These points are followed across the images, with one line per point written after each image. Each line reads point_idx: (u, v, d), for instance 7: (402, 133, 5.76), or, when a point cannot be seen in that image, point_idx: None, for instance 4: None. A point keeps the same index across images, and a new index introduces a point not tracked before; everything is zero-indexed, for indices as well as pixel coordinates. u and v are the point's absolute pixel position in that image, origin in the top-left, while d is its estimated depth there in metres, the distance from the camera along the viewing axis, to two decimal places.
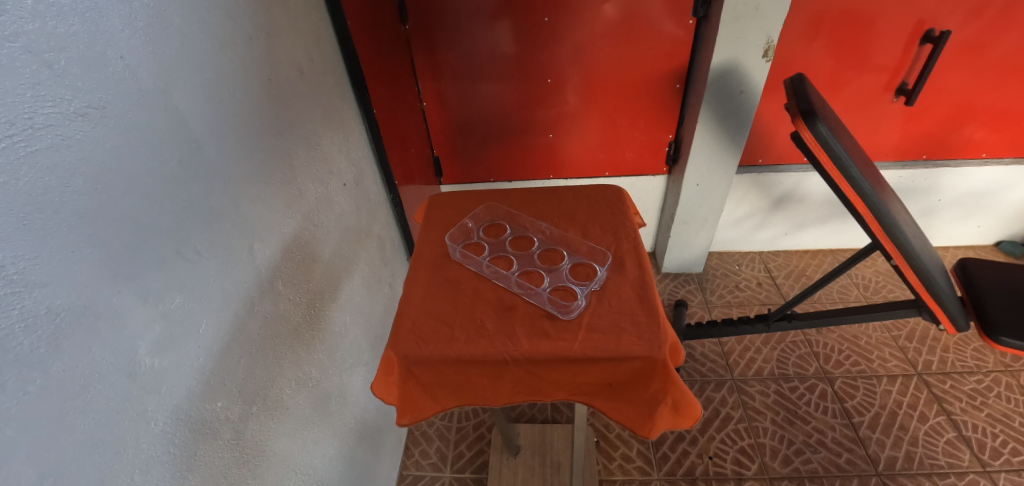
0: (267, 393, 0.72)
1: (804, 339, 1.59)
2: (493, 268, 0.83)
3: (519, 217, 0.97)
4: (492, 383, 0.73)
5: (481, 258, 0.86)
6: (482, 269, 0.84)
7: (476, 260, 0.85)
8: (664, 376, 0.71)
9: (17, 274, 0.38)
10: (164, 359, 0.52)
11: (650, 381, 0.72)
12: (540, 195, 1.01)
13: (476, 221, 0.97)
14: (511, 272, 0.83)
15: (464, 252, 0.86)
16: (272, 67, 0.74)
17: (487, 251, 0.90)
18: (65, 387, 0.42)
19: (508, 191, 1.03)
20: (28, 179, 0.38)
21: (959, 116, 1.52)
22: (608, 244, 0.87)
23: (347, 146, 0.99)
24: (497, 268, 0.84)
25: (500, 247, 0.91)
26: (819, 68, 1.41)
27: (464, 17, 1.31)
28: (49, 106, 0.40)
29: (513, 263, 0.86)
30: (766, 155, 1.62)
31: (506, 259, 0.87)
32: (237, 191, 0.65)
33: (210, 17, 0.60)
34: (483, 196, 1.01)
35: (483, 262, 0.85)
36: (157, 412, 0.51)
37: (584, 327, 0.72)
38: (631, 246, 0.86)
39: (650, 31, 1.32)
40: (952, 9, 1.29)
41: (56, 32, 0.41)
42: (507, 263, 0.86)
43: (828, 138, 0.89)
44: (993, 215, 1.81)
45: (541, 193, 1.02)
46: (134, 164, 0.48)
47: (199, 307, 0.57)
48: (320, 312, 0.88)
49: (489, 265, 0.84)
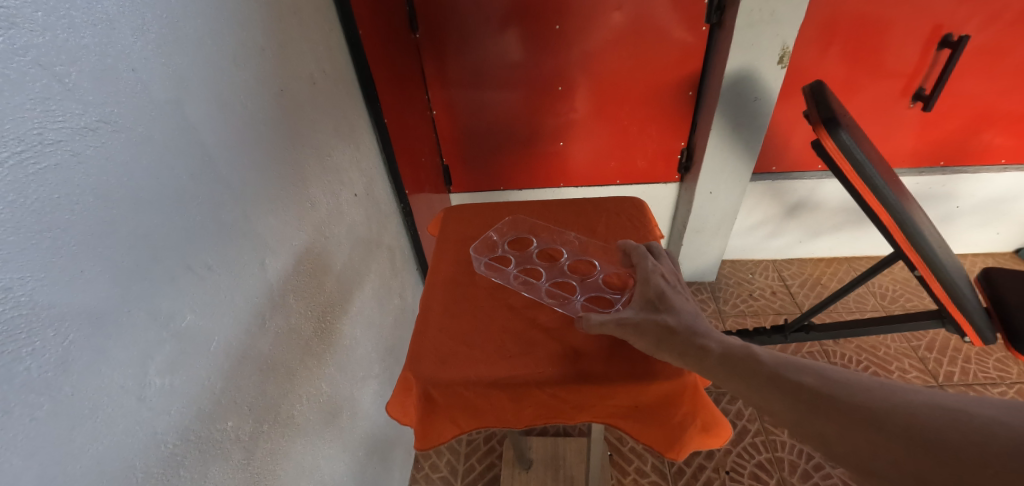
0: (278, 410, 0.70)
1: (820, 350, 1.55)
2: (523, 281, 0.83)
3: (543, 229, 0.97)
4: (515, 405, 0.71)
5: (509, 270, 0.86)
6: (510, 283, 0.84)
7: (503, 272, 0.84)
8: (694, 399, 0.69)
9: (24, 296, 0.36)
10: (174, 379, 0.51)
11: (679, 404, 0.70)
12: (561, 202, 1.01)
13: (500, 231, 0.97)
14: (542, 282, 0.84)
15: (491, 267, 0.86)
16: (284, 77, 0.73)
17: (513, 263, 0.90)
18: (72, 412, 0.40)
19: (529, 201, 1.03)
20: (37, 196, 0.37)
21: (977, 121, 1.49)
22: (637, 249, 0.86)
23: (359, 157, 0.98)
24: (526, 279, 0.84)
25: (527, 259, 0.90)
26: (834, 74, 1.38)
27: (474, 25, 1.30)
28: (58, 121, 0.39)
29: (542, 274, 0.86)
30: (780, 162, 1.59)
31: (534, 270, 0.87)
32: (248, 204, 0.63)
33: (222, 28, 0.59)
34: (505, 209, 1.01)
35: (511, 276, 0.85)
36: (167, 434, 0.50)
37: (610, 349, 0.71)
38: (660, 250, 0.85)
39: (662, 37, 1.31)
40: (971, 13, 1.26)
41: (66, 45, 0.40)
42: (536, 274, 0.86)
43: (851, 145, 0.87)
44: (1013, 222, 1.78)
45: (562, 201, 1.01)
46: (146, 179, 0.47)
47: (210, 323, 0.56)
48: (331, 325, 0.86)
49: (517, 278, 0.84)
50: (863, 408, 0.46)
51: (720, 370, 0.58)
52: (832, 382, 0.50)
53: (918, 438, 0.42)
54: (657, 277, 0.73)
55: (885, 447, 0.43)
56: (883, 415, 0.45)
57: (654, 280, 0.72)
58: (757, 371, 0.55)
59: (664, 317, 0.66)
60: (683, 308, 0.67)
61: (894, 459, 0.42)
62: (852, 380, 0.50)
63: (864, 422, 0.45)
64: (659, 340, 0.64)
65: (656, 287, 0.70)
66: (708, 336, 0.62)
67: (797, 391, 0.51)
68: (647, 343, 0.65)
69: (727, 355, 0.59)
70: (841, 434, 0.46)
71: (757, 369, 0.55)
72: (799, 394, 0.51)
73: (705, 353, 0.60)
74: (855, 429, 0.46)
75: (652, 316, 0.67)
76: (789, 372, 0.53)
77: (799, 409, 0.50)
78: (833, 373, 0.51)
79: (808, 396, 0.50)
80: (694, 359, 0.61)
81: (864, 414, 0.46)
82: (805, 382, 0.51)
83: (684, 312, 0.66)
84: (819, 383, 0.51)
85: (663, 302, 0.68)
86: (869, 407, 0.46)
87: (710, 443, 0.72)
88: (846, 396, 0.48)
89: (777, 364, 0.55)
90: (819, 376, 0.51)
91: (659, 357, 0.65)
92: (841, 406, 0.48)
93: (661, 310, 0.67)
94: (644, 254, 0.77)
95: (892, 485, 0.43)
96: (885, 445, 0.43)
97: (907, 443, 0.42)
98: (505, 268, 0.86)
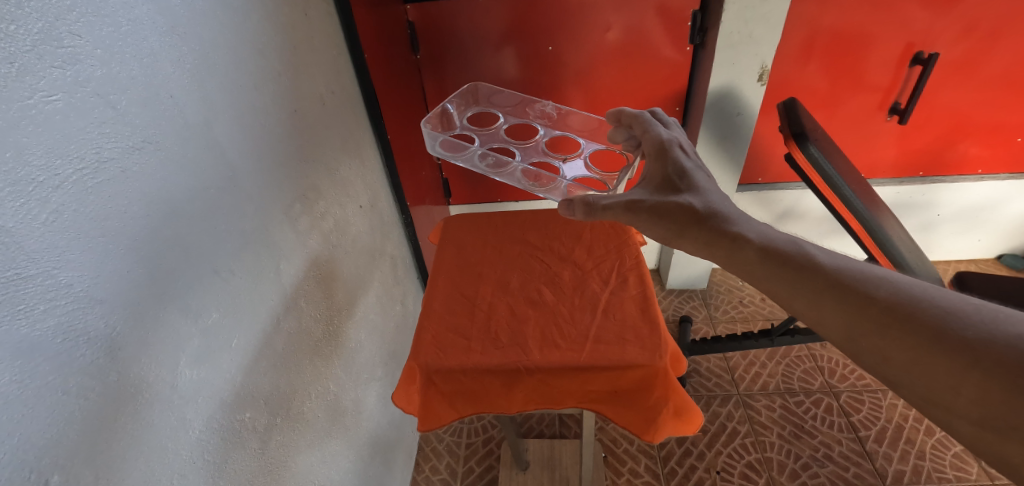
0: (290, 405, 0.76)
1: (808, 354, 1.60)
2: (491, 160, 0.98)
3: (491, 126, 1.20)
4: (507, 391, 0.77)
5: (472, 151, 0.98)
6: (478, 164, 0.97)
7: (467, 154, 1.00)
8: (667, 384, 0.75)
9: (82, 291, 0.42)
10: (201, 371, 0.56)
11: (654, 390, 0.76)
12: (510, 94, 1.22)
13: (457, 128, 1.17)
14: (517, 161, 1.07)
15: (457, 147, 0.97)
16: (298, 99, 0.79)
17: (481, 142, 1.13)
18: (116, 396, 0.46)
19: (480, 101, 1.25)
20: (95, 206, 0.43)
21: (953, 133, 1.55)
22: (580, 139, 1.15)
23: (364, 170, 1.05)
24: (493, 159, 1.00)
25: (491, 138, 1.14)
26: (815, 90, 1.46)
27: (472, 46, 1.38)
28: (111, 142, 0.45)
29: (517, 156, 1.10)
30: (766, 174, 1.67)
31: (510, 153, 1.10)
32: (265, 214, 0.70)
33: (246, 57, 0.66)
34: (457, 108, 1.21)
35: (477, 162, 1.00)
36: (194, 420, 0.55)
37: (591, 339, 0.77)
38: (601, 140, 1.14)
39: (650, 56, 1.38)
40: (940, 32, 1.34)
41: (119, 77, 0.46)
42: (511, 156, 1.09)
43: (818, 158, 0.94)
44: (992, 230, 1.86)
45: (511, 93, 1.22)
46: (179, 191, 0.53)
47: (232, 322, 0.62)
48: (338, 328, 0.92)
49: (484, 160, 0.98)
50: (935, 325, 0.43)
51: (764, 266, 0.55)
52: (904, 294, 0.47)
53: (1002, 366, 0.39)
54: (675, 150, 0.75)
55: (951, 368, 0.41)
56: (957, 338, 0.42)
57: (674, 155, 0.73)
58: (821, 280, 0.51)
59: (688, 199, 0.65)
60: (706, 188, 0.66)
61: (956, 381, 0.41)
62: (928, 295, 0.46)
63: (934, 341, 0.43)
64: (684, 224, 0.63)
65: (677, 164, 0.71)
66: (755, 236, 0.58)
67: (860, 301, 0.48)
68: (668, 228, 0.65)
69: (773, 250, 0.55)
70: (902, 350, 0.44)
71: (819, 276, 0.51)
72: (863, 303, 0.48)
73: (744, 244, 0.57)
74: (921, 346, 0.43)
75: (672, 196, 0.67)
76: (859, 282, 0.49)
77: (858, 319, 0.47)
78: (905, 285, 0.48)
79: (881, 312, 0.46)
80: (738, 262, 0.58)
81: (935, 332, 0.43)
82: (872, 292, 0.48)
83: (706, 192, 0.66)
84: (888, 294, 0.47)
85: (685, 181, 0.68)
86: (943, 327, 0.43)
87: (685, 428, 0.79)
88: (921, 312, 0.45)
89: (840, 270, 0.51)
90: (888, 287, 0.48)
91: (681, 244, 0.64)
92: (909, 322, 0.45)
93: (685, 192, 0.66)
94: (658, 129, 0.79)
95: (942, 403, 0.42)
96: (953, 366, 0.41)
97: (981, 370, 0.40)
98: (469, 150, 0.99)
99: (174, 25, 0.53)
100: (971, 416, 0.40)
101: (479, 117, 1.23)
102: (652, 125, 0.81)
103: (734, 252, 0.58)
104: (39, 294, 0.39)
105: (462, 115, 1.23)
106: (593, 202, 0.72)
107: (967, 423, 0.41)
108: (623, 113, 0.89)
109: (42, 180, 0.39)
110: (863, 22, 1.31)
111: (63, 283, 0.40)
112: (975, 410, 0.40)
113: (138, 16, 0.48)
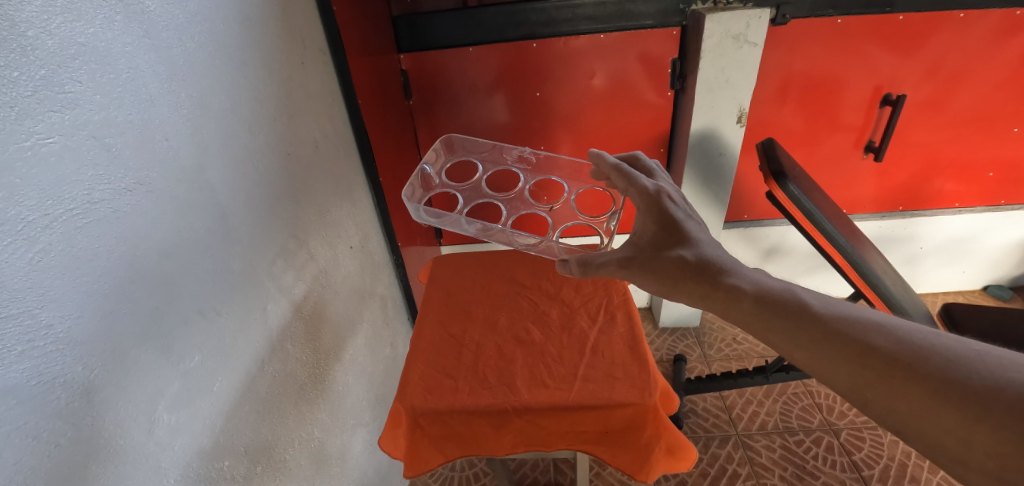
0: (271, 452, 0.73)
1: (805, 390, 1.57)
2: (481, 224, 0.90)
3: (472, 179, 1.21)
4: (496, 434, 0.77)
5: (459, 215, 0.90)
6: (467, 229, 0.91)
7: (455, 219, 0.90)
8: (656, 421, 0.76)
9: (62, 332, 0.41)
10: (179, 415, 0.55)
11: (644, 427, 0.76)
12: (484, 143, 1.19)
13: (438, 185, 1.17)
14: (506, 222, 1.10)
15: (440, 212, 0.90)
16: (291, 143, 0.81)
17: (467, 198, 1.15)
18: (87, 442, 0.44)
19: (456, 152, 1.23)
20: (81, 245, 0.43)
21: (928, 169, 1.61)
22: (562, 182, 1.18)
23: (355, 212, 1.06)
24: (480, 225, 0.91)
25: (472, 192, 1.17)
26: (794, 130, 1.51)
27: (463, 93, 1.43)
28: (104, 184, 0.45)
29: (504, 214, 1.12)
30: (751, 211, 1.71)
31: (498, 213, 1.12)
32: (254, 254, 0.70)
33: (242, 103, 0.68)
34: (435, 163, 1.19)
35: (465, 225, 0.93)
36: (169, 469, 0.53)
37: (581, 377, 0.78)
38: (585, 179, 1.17)
39: (634, 101, 1.44)
40: (906, 76, 1.41)
41: (116, 120, 0.47)
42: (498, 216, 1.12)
43: (799, 196, 0.97)
44: (976, 261, 1.91)
45: (484, 141, 1.20)
46: (165, 231, 0.53)
47: (214, 364, 0.60)
48: (324, 371, 0.90)
49: (473, 224, 0.90)
50: (938, 374, 0.43)
51: (761, 318, 0.56)
52: (906, 343, 0.46)
53: (1013, 414, 0.38)
54: (664, 201, 0.73)
55: (959, 419, 0.41)
56: (965, 386, 0.42)
57: (664, 206, 0.72)
58: (816, 326, 0.52)
59: (681, 253, 0.65)
60: (701, 241, 0.66)
61: (969, 432, 0.40)
62: (929, 343, 0.46)
63: (938, 389, 0.43)
64: (678, 279, 0.63)
65: (667, 217, 0.70)
66: (740, 277, 0.60)
67: (863, 351, 0.48)
68: (663, 282, 0.65)
69: (768, 299, 0.56)
70: (908, 400, 0.44)
71: (813, 324, 0.52)
72: (865, 353, 0.47)
73: (740, 296, 0.58)
74: (929, 396, 0.43)
75: (666, 250, 0.67)
76: (856, 328, 0.49)
77: (861, 370, 0.47)
78: (906, 333, 0.47)
79: (880, 362, 0.46)
80: (728, 306, 0.59)
81: (939, 380, 0.43)
82: (873, 341, 0.48)
83: (701, 243, 0.66)
84: (889, 344, 0.47)
85: (677, 235, 0.68)
86: (948, 376, 0.43)
87: (678, 467, 0.81)
88: (923, 360, 0.45)
89: (837, 318, 0.51)
90: (888, 335, 0.48)
91: (679, 297, 0.64)
92: (913, 371, 0.44)
93: (678, 245, 0.67)
94: (642, 180, 0.77)
95: (957, 457, 0.41)
96: (962, 418, 0.40)
97: (994, 420, 0.39)
98: (455, 213, 0.91)
99: (174, 72, 0.55)
100: (988, 470, 0.39)
101: (457, 168, 1.23)
102: (635, 176, 0.79)
103: (730, 302, 0.59)
104: (19, 334, 0.38)
105: (441, 168, 1.21)
106: (590, 260, 0.74)
107: (983, 478, 0.39)
108: (601, 158, 0.85)
109: (32, 220, 0.39)
110: (834, 67, 1.39)
111: (43, 323, 0.40)
112: (992, 464, 0.39)
113: (139, 64, 0.50)
